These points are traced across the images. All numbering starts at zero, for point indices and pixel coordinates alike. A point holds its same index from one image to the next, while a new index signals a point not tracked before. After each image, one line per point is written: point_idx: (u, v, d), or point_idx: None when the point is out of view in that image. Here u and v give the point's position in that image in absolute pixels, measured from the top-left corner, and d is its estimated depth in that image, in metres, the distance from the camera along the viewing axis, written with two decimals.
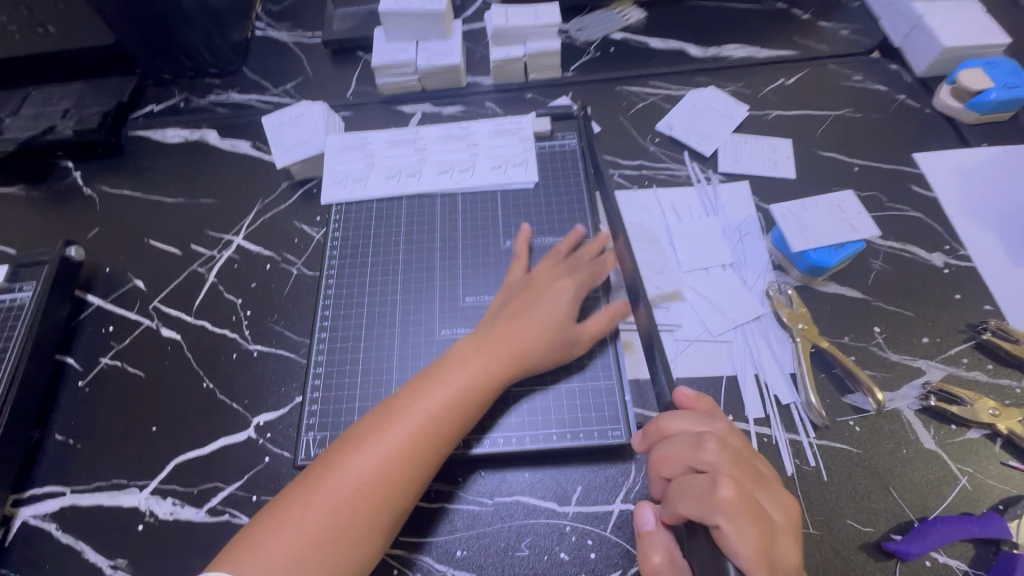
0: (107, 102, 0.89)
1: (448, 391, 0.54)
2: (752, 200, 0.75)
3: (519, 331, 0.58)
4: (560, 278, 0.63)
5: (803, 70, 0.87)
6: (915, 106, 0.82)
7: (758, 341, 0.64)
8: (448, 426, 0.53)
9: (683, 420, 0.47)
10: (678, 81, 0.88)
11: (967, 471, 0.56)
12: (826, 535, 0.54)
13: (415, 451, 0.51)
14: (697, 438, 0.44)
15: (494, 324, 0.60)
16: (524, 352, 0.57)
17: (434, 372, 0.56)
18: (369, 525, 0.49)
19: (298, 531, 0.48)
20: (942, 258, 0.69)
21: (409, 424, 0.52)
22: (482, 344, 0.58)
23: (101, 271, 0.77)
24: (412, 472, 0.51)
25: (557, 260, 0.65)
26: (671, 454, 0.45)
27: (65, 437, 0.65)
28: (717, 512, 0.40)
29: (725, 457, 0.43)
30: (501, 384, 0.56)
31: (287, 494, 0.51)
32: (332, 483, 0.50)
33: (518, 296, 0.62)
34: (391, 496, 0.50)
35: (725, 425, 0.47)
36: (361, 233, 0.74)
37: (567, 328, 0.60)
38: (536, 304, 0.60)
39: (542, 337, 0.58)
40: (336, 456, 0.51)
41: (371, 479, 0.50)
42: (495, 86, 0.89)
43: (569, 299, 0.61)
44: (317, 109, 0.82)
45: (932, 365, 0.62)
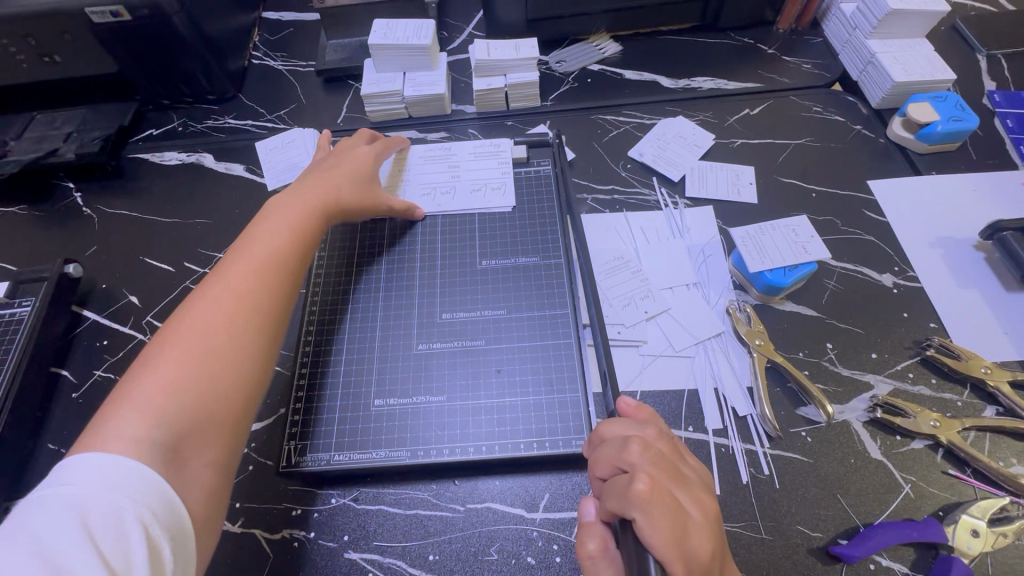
0: (108, 126, 0.94)
1: (275, 236, 0.66)
2: (716, 223, 0.79)
3: (327, 180, 0.73)
4: (342, 161, 0.76)
5: (767, 102, 0.93)
6: (871, 136, 0.87)
7: (718, 357, 0.68)
8: (290, 258, 0.65)
9: (619, 427, 0.52)
10: (650, 110, 0.93)
11: (911, 480, 0.60)
12: (777, 539, 0.57)
13: (266, 275, 0.62)
14: (624, 441, 0.48)
15: (303, 189, 0.72)
16: (336, 196, 0.72)
17: (259, 223, 0.68)
18: (240, 354, 0.56)
19: (168, 362, 0.53)
20: (891, 279, 0.73)
21: (257, 258, 0.63)
22: (298, 193, 0.71)
23: (98, 288, 0.81)
24: (262, 284, 0.61)
25: (324, 162, 0.77)
26: (603, 455, 0.49)
27: (57, 447, 0.68)
28: (632, 504, 0.43)
29: (645, 458, 0.47)
30: (322, 219, 0.70)
31: (142, 357, 0.54)
32: (192, 320, 0.56)
33: (317, 166, 0.77)
34: (253, 306, 0.59)
35: (655, 432, 0.51)
36: (347, 249, 0.77)
37: (373, 186, 0.76)
38: (317, 175, 0.74)
39: (353, 189, 0.74)
40: (182, 318, 0.57)
41: (234, 293, 0.59)
42: (478, 114, 0.95)
43: (353, 167, 0.75)
44: (308, 136, 0.90)
45: (880, 380, 0.66)
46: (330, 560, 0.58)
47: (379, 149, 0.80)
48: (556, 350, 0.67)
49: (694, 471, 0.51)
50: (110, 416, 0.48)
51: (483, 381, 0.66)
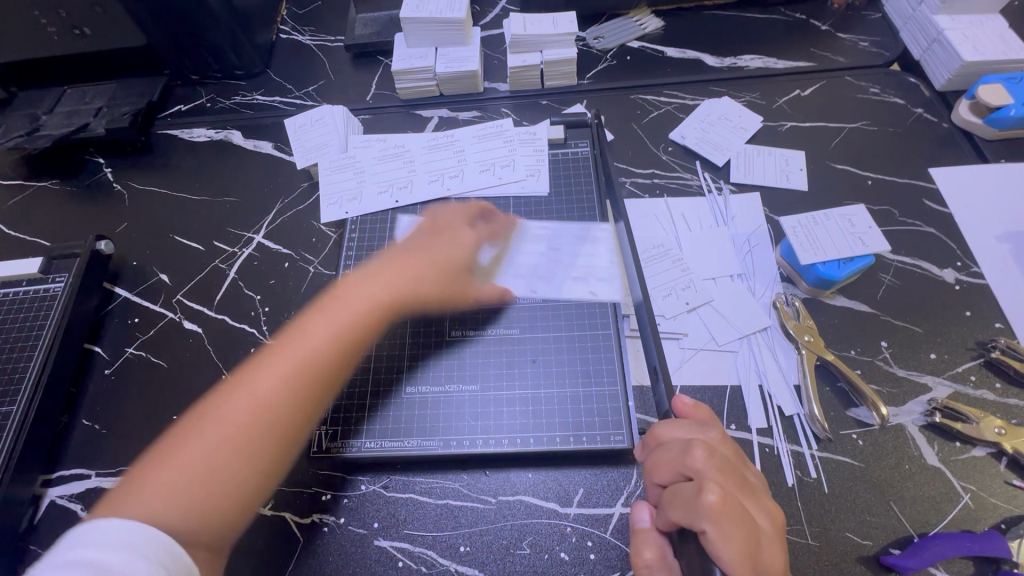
0: (138, 101, 0.93)
1: (331, 323, 0.57)
2: (764, 212, 0.75)
3: (410, 267, 0.63)
4: (462, 226, 0.68)
5: (819, 82, 0.87)
6: (933, 120, 0.81)
7: (764, 352, 0.65)
8: (341, 361, 0.56)
9: (677, 429, 0.48)
10: (693, 90, 0.88)
11: (971, 489, 0.56)
12: (825, 546, 0.54)
13: (311, 377, 0.54)
14: (686, 444, 0.45)
15: (382, 268, 0.63)
16: (410, 292, 0.62)
17: (327, 302, 0.60)
18: (254, 462, 0.50)
19: (184, 456, 0.48)
20: (953, 274, 0.69)
21: (304, 348, 0.55)
22: (374, 279, 0.62)
23: (128, 265, 0.80)
24: (295, 394, 0.53)
25: (456, 211, 0.69)
26: (662, 459, 0.46)
27: (91, 423, 0.68)
28: (703, 516, 0.41)
29: (711, 463, 0.44)
30: (386, 322, 0.61)
31: (170, 435, 0.51)
32: (221, 410, 0.51)
33: (446, 214, 0.69)
34: (281, 413, 0.52)
35: (718, 435, 0.48)
36: (378, 233, 0.76)
37: (458, 279, 0.64)
38: (450, 234, 0.66)
39: (431, 278, 0.63)
40: (225, 391, 0.53)
41: (273, 395, 0.52)
42: (512, 92, 0.91)
43: (473, 244, 0.66)
44: (336, 114, 0.84)
45: (938, 382, 0.62)
46: (360, 548, 0.57)
47: (486, 236, 0.68)
48: (592, 341, 0.65)
49: (755, 476, 0.49)
50: (117, 501, 0.45)
51: (512, 371, 0.64)
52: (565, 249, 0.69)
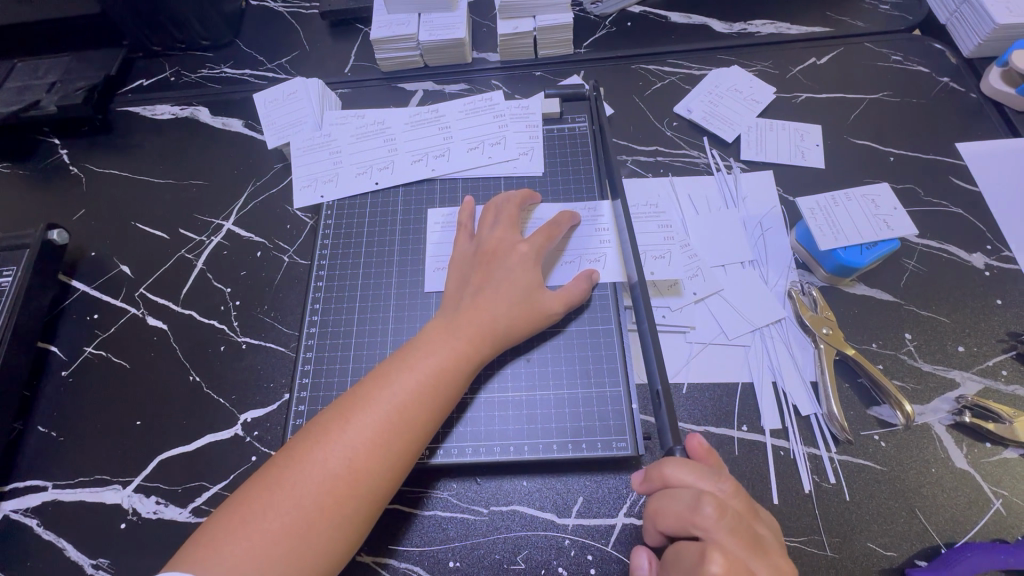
0: (94, 76, 0.85)
1: (421, 373, 0.51)
2: (777, 192, 0.69)
3: (487, 307, 0.55)
4: (513, 243, 0.60)
5: (837, 49, 0.80)
6: (960, 90, 0.75)
7: (777, 347, 0.60)
8: (427, 414, 0.51)
9: (689, 474, 0.42)
10: (699, 59, 0.81)
11: (1002, 494, 0.52)
12: (845, 558, 0.50)
13: (395, 437, 0.49)
14: (695, 499, 0.41)
15: (457, 307, 0.56)
16: (491, 335, 0.55)
17: (412, 347, 0.54)
18: (336, 534, 0.45)
19: (265, 525, 0.44)
20: (983, 259, 0.63)
21: (388, 406, 0.49)
22: (450, 324, 0.55)
23: (87, 256, 0.74)
24: (380, 457, 0.48)
25: (502, 221, 0.61)
26: (668, 509, 0.42)
27: (48, 430, 0.63)
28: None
29: (722, 525, 0.40)
30: (474, 366, 0.54)
31: (245, 491, 0.47)
32: (302, 473, 0.46)
33: (495, 232, 0.61)
34: (369, 479, 0.47)
35: (730, 485, 0.42)
36: (356, 219, 0.70)
37: (534, 300, 0.57)
38: (507, 256, 0.59)
39: (512, 312, 0.56)
40: (300, 449, 0.48)
41: (350, 461, 0.47)
42: (502, 63, 0.84)
43: (535, 261, 0.59)
44: (310, 86, 0.78)
45: (967, 377, 0.57)
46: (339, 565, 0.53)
47: (543, 243, 0.60)
48: (592, 336, 0.60)
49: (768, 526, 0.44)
50: (186, 565, 0.43)
51: (503, 370, 0.58)
52: (569, 233, 0.64)
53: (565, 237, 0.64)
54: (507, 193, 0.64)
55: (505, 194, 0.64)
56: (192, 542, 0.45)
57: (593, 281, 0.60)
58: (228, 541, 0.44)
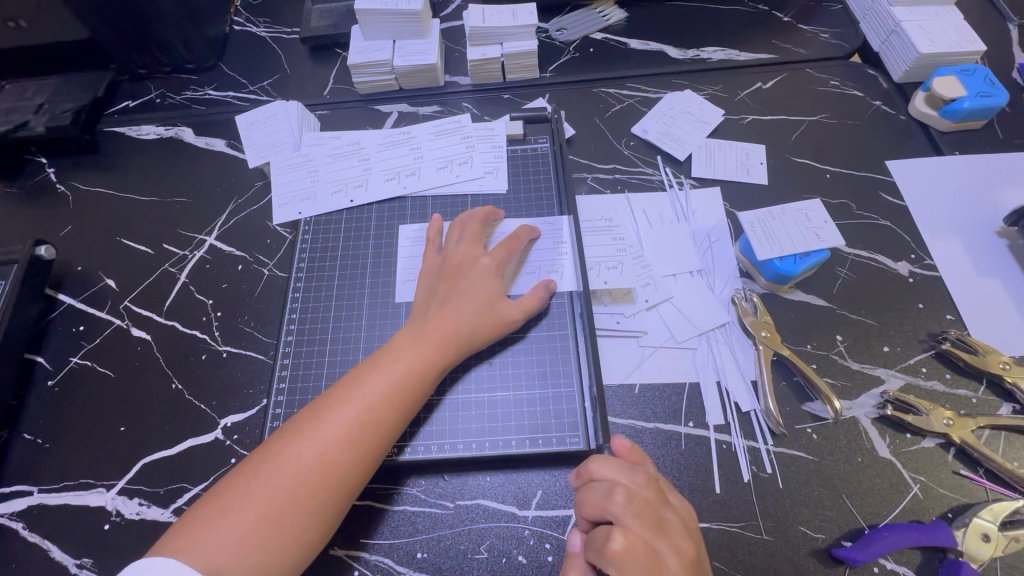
0: (81, 98, 0.88)
1: (390, 376, 0.56)
2: (724, 206, 0.75)
3: (452, 315, 0.60)
4: (476, 256, 0.64)
5: (781, 74, 0.87)
6: (891, 112, 0.82)
7: (721, 349, 0.65)
8: (395, 414, 0.55)
9: (608, 466, 0.49)
10: (656, 83, 0.87)
11: (920, 480, 0.57)
12: (778, 541, 0.55)
13: (364, 436, 0.53)
14: (608, 488, 0.47)
15: (425, 315, 0.61)
16: (455, 341, 0.59)
17: (383, 352, 0.58)
18: (307, 524, 0.49)
19: (241, 514, 0.48)
20: (907, 267, 0.69)
21: (358, 406, 0.54)
22: (418, 331, 0.59)
23: (73, 270, 0.77)
24: (350, 453, 0.52)
25: (467, 236, 0.66)
26: (588, 499, 0.47)
27: (34, 437, 0.66)
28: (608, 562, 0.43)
29: (629, 509, 0.45)
30: (440, 370, 0.58)
31: (224, 485, 0.50)
32: (277, 467, 0.50)
33: (461, 246, 0.65)
34: (339, 474, 0.51)
35: (642, 477, 0.48)
36: (332, 234, 0.74)
37: (495, 309, 0.61)
38: (471, 268, 0.63)
39: (474, 320, 0.60)
40: (275, 446, 0.52)
41: (322, 457, 0.51)
42: (472, 86, 0.89)
43: (496, 273, 0.63)
44: (291, 109, 0.83)
45: (891, 374, 0.63)
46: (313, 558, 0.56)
47: (504, 256, 0.65)
48: (551, 341, 0.64)
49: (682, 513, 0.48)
50: (166, 552, 0.46)
51: (469, 373, 0.63)
52: (531, 245, 0.69)
53: (525, 250, 0.69)
54: (471, 211, 0.69)
55: (470, 212, 0.69)
56: (172, 531, 0.48)
57: (551, 289, 0.64)
58: (206, 529, 0.48)
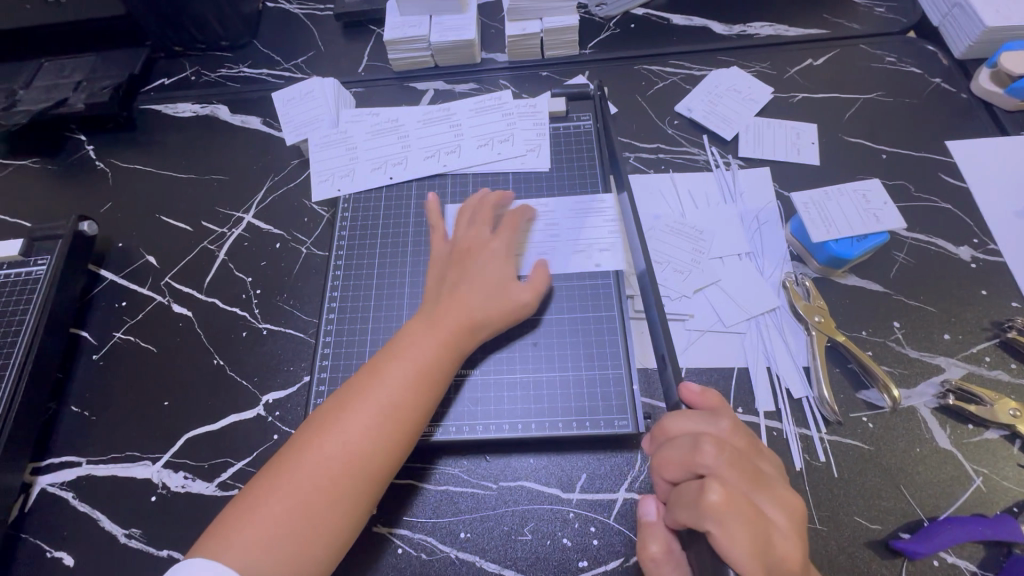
0: (118, 75, 0.88)
1: (406, 365, 0.55)
2: (774, 187, 0.72)
3: (465, 302, 0.59)
4: (485, 241, 0.63)
5: (833, 51, 0.83)
6: (952, 90, 0.78)
7: (772, 335, 0.63)
8: (415, 400, 0.54)
9: (687, 421, 0.46)
10: (700, 60, 0.84)
11: (983, 472, 0.55)
12: (832, 531, 0.53)
13: (387, 423, 0.52)
14: (694, 440, 0.43)
15: (435, 302, 0.60)
16: (471, 327, 0.58)
17: (397, 342, 0.57)
18: (341, 514, 0.49)
19: (272, 509, 0.48)
20: (969, 252, 0.66)
21: (377, 395, 0.53)
22: (431, 319, 0.58)
23: (114, 246, 0.78)
24: (374, 442, 0.51)
25: (475, 221, 0.65)
26: (672, 456, 0.44)
27: (81, 409, 0.67)
28: (706, 517, 0.39)
29: (721, 459, 0.42)
30: (458, 354, 0.57)
31: (254, 483, 0.51)
32: (301, 463, 0.50)
33: (469, 232, 0.64)
34: (365, 462, 0.50)
35: (729, 425, 0.45)
36: (371, 213, 0.73)
37: (508, 292, 0.60)
38: (480, 254, 0.62)
39: (488, 304, 0.59)
40: (297, 442, 0.52)
41: (346, 448, 0.50)
42: (510, 63, 0.87)
43: (506, 256, 0.62)
44: (327, 85, 0.81)
45: (952, 363, 0.60)
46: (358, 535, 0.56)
47: (510, 238, 0.64)
48: (596, 323, 0.63)
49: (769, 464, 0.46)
50: (203, 548, 0.47)
51: (513, 355, 0.62)
52: (572, 226, 0.68)
53: (524, 231, 0.67)
54: (477, 194, 0.68)
55: (477, 196, 0.68)
56: (210, 531, 0.48)
57: (557, 270, 0.63)
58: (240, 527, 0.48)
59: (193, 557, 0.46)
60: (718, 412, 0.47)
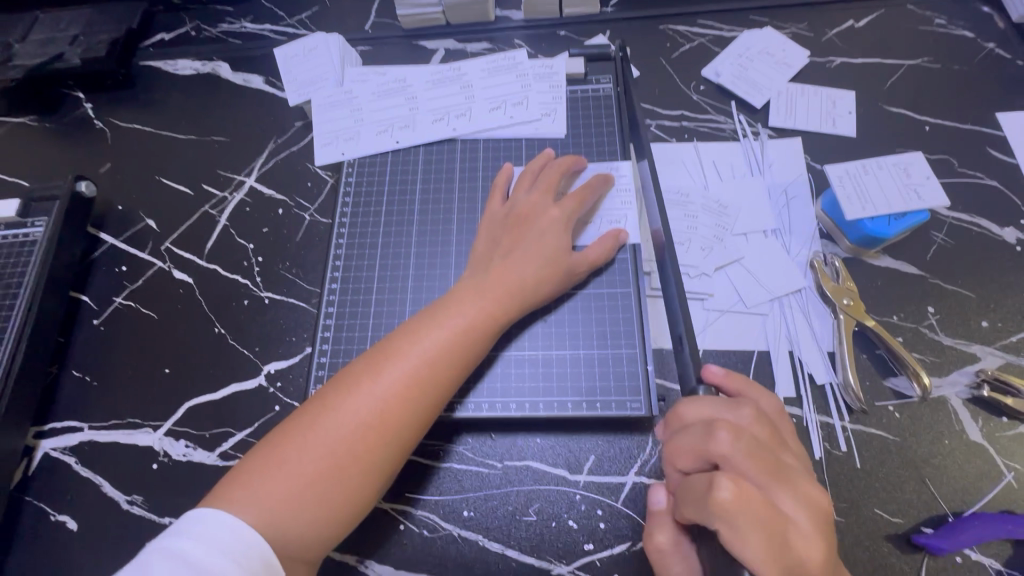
0: (115, 28, 0.84)
1: (449, 331, 0.52)
2: (805, 159, 0.67)
3: (514, 269, 0.56)
4: (546, 208, 0.60)
5: (877, 11, 0.76)
6: (1006, 57, 0.72)
7: (796, 317, 0.59)
8: (454, 371, 0.52)
9: (705, 407, 0.43)
10: (731, 20, 0.78)
11: (1014, 468, 0.52)
12: (850, 523, 0.51)
13: (424, 391, 0.50)
14: (708, 427, 0.41)
15: (487, 268, 0.57)
16: (519, 298, 0.55)
17: (438, 306, 0.55)
18: (365, 479, 0.47)
19: (298, 468, 0.46)
20: (1015, 234, 0.61)
21: (416, 360, 0.51)
22: (479, 285, 0.55)
23: (113, 209, 0.75)
24: (409, 410, 0.49)
25: (539, 186, 0.61)
26: (685, 444, 0.42)
27: (82, 375, 0.66)
28: (714, 514, 0.37)
29: (737, 446, 0.40)
30: (502, 327, 0.55)
31: (279, 434, 0.49)
32: (332, 421, 0.48)
33: (530, 196, 0.61)
34: (397, 430, 0.49)
35: (751, 414, 0.42)
36: (376, 179, 0.70)
37: (563, 263, 0.57)
38: (540, 220, 0.59)
39: (541, 275, 0.56)
40: (329, 399, 0.49)
41: (379, 413, 0.48)
42: (525, 21, 0.81)
43: (565, 226, 0.59)
44: (331, 42, 0.77)
45: (988, 352, 0.57)
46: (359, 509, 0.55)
47: (575, 207, 0.60)
48: (610, 300, 0.60)
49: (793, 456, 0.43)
50: (217, 498, 0.45)
51: (521, 332, 0.59)
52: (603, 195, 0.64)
53: (597, 198, 0.63)
54: (546, 159, 0.64)
55: (545, 159, 0.64)
56: (228, 479, 0.47)
57: (619, 240, 0.60)
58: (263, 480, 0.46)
59: (209, 505, 0.44)
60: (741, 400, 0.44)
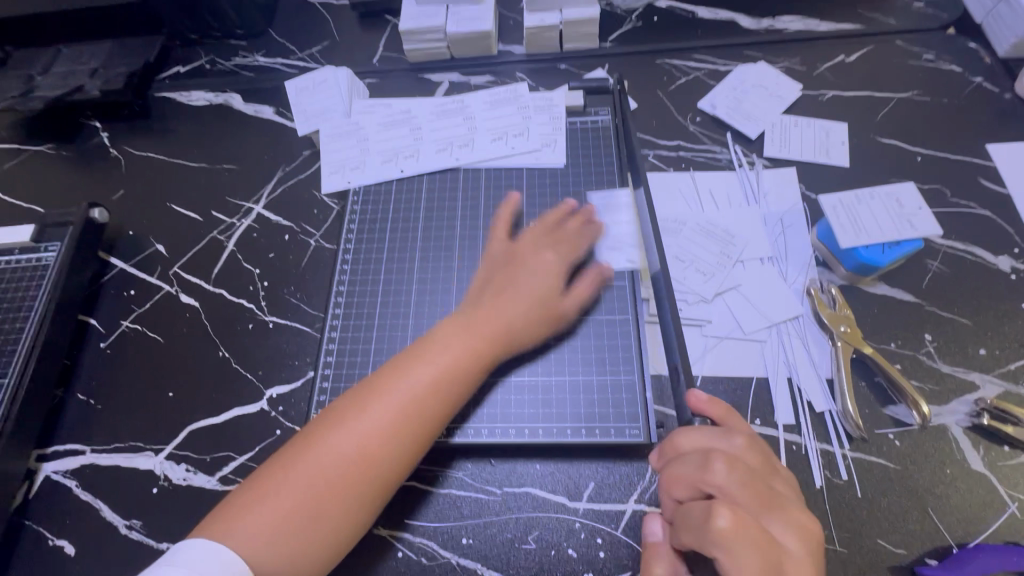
0: (134, 61, 0.88)
1: (435, 368, 0.53)
2: (799, 188, 0.69)
3: (500, 309, 0.57)
4: (541, 251, 0.61)
5: (867, 46, 0.79)
6: (993, 90, 0.74)
7: (794, 343, 0.60)
8: (438, 409, 0.52)
9: (698, 437, 0.47)
10: (726, 55, 0.81)
11: (1018, 498, 0.52)
12: (853, 554, 0.51)
13: (409, 429, 0.50)
14: (705, 458, 0.45)
15: (476, 305, 0.58)
16: (506, 337, 0.56)
17: (428, 343, 0.55)
18: (347, 516, 0.48)
19: (280, 503, 0.47)
20: (1009, 263, 0.62)
21: (400, 398, 0.51)
22: (465, 323, 0.56)
23: (125, 234, 0.77)
24: (394, 449, 0.50)
25: (541, 229, 0.63)
26: (680, 474, 0.45)
27: (87, 397, 0.66)
28: (716, 542, 0.40)
29: (733, 479, 0.43)
30: (487, 364, 0.55)
31: (267, 467, 0.49)
32: (316, 457, 0.49)
33: (529, 236, 0.63)
34: (378, 468, 0.49)
35: (742, 442, 0.46)
36: (381, 206, 0.72)
37: (552, 307, 0.58)
38: (533, 262, 0.60)
39: (528, 317, 0.57)
40: (317, 433, 0.50)
41: (363, 450, 0.49)
42: (527, 56, 0.84)
43: (559, 270, 0.60)
44: (340, 75, 0.80)
45: (987, 380, 0.57)
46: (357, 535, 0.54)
47: (569, 252, 0.61)
48: (609, 326, 0.61)
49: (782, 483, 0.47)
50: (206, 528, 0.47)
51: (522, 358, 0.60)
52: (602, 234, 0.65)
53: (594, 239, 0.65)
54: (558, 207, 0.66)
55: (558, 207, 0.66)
56: (217, 512, 0.48)
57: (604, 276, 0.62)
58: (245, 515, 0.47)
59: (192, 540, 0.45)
60: (729, 427, 0.48)
